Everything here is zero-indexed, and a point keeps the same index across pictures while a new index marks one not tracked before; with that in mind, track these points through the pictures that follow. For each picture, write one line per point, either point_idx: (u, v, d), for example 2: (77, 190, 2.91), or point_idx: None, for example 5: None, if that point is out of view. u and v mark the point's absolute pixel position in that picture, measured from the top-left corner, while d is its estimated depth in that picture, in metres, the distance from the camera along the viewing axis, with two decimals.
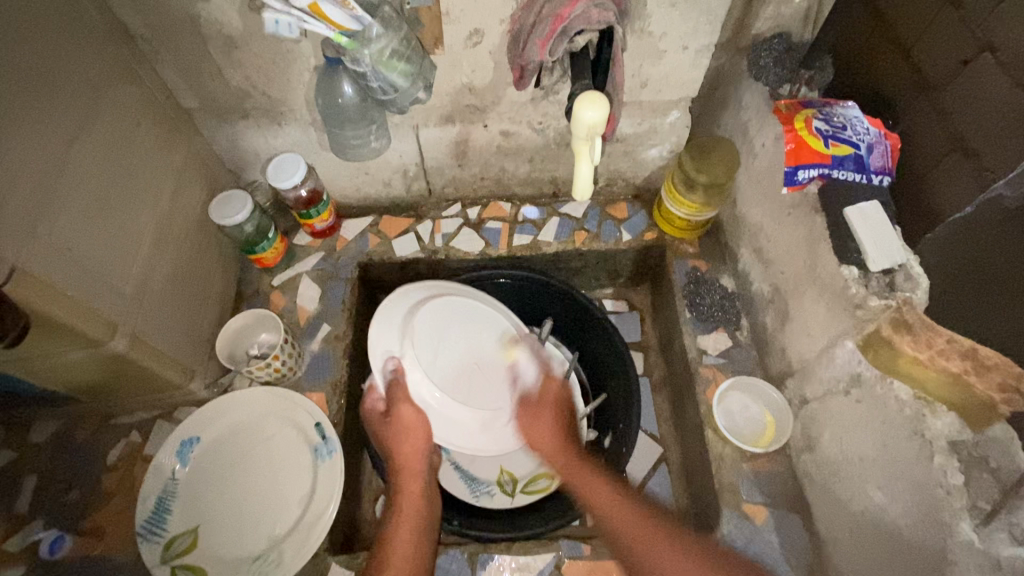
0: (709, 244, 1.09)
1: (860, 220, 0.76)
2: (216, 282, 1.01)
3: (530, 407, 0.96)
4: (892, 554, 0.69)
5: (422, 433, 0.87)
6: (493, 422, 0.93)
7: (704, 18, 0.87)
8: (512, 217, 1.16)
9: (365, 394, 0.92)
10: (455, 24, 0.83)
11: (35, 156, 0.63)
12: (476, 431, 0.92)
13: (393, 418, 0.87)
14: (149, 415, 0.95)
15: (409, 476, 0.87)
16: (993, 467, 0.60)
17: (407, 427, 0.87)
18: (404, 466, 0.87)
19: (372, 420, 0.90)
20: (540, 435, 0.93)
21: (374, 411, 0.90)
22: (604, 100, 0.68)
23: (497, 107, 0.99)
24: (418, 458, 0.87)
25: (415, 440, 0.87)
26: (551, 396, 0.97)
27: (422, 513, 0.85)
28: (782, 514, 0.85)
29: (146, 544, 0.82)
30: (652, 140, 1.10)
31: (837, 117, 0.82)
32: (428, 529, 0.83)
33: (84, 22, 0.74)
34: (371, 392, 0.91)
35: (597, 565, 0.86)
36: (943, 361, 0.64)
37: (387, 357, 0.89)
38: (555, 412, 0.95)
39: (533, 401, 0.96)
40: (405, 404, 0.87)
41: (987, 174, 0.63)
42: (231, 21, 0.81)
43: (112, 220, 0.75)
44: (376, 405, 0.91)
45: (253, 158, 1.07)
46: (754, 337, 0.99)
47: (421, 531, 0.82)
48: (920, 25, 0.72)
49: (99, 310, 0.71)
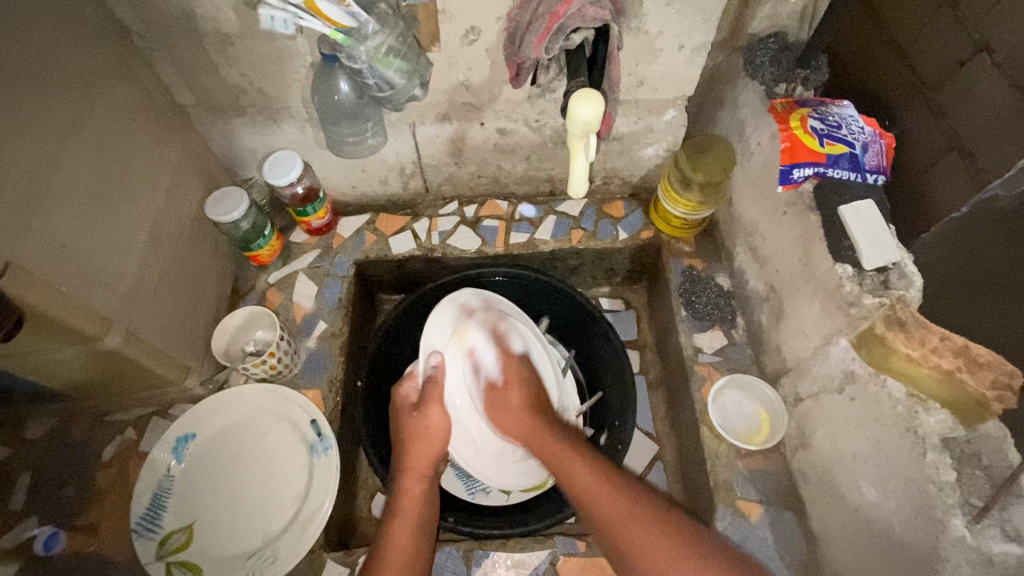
0: (705, 242, 1.09)
1: (854, 218, 0.76)
2: (212, 279, 1.01)
3: (499, 393, 0.92)
4: (884, 551, 0.69)
5: (437, 441, 0.88)
6: (503, 454, 0.98)
7: (700, 17, 0.88)
8: (509, 215, 1.16)
9: (403, 379, 0.94)
10: (452, 22, 0.83)
11: (29, 151, 0.63)
12: (486, 452, 0.97)
13: (421, 415, 0.89)
14: (145, 412, 0.95)
15: (413, 477, 0.86)
16: (984, 465, 0.62)
17: (426, 431, 0.88)
18: (412, 466, 0.86)
19: (399, 408, 0.91)
20: (509, 415, 0.90)
21: (405, 400, 0.92)
22: (599, 98, 0.68)
23: (493, 105, 0.99)
24: (428, 461, 0.87)
25: (431, 443, 0.88)
26: (514, 375, 0.93)
27: (425, 515, 0.83)
28: (776, 512, 0.86)
29: (141, 540, 0.82)
30: (648, 139, 1.10)
31: (832, 116, 0.82)
32: (428, 528, 0.81)
33: (80, 17, 0.74)
34: (409, 380, 0.94)
35: (592, 561, 0.86)
36: (936, 359, 0.65)
37: (432, 349, 0.95)
38: (524, 391, 0.91)
39: (499, 386, 0.93)
40: (435, 407, 0.90)
41: (982, 176, 0.63)
42: (227, 18, 0.81)
43: (107, 216, 0.75)
44: (409, 395, 0.93)
45: (250, 155, 1.07)
46: (749, 335, 0.99)
47: (422, 533, 0.80)
48: (917, 25, 0.72)
49: (93, 306, 0.71)
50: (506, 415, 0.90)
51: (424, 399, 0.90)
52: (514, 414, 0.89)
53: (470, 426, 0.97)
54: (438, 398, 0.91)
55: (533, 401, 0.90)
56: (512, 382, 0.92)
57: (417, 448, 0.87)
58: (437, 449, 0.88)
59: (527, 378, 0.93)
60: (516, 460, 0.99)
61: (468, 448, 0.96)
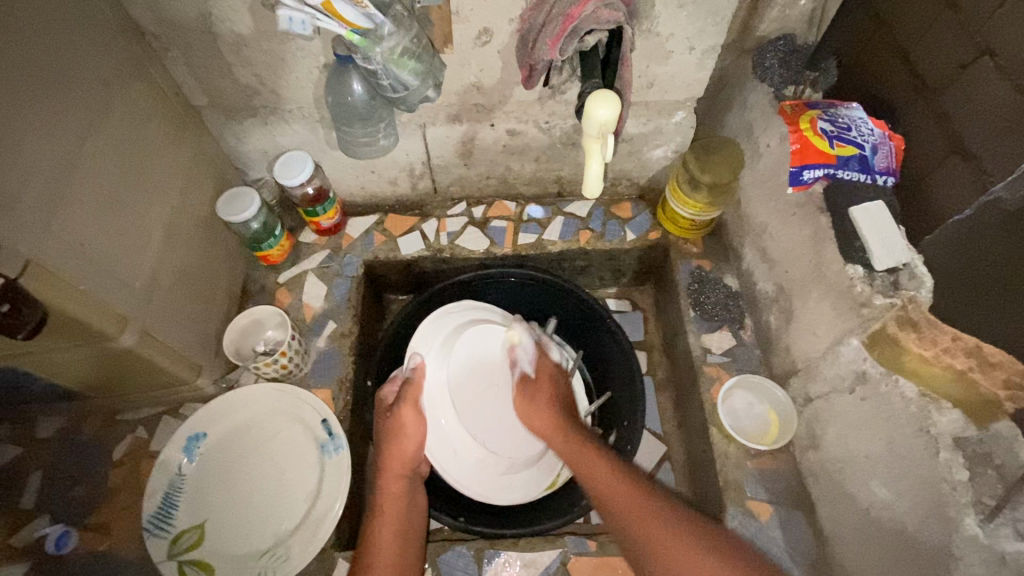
0: (713, 244, 1.10)
1: (865, 218, 0.76)
2: (223, 279, 1.01)
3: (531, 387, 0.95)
4: (895, 550, 0.70)
5: (412, 444, 0.89)
6: (485, 463, 0.97)
7: (710, 20, 0.88)
8: (517, 216, 1.17)
9: (384, 383, 0.96)
10: (465, 24, 0.84)
11: (49, 150, 0.64)
12: (467, 462, 0.96)
13: (394, 415, 0.90)
14: (154, 411, 0.95)
15: (391, 476, 0.88)
16: (997, 464, 0.62)
17: (400, 432, 0.89)
18: (387, 467, 0.88)
19: (377, 410, 0.94)
20: (538, 407, 0.93)
21: (383, 403, 0.94)
22: (615, 98, 0.69)
23: (504, 106, 0.99)
24: (404, 462, 0.88)
25: (405, 444, 0.89)
26: (545, 372, 0.97)
27: (410, 514, 0.85)
28: (785, 512, 0.86)
29: (152, 539, 0.82)
30: (657, 141, 1.10)
31: (842, 117, 0.82)
32: (411, 531, 0.83)
33: (97, 18, 0.74)
34: (390, 382, 0.96)
35: (603, 561, 0.87)
36: (949, 358, 0.66)
37: (419, 351, 0.97)
38: (555, 389, 0.95)
39: (532, 382, 0.96)
40: (405, 409, 0.90)
41: (985, 178, 0.64)
42: (242, 19, 0.82)
43: (122, 215, 0.75)
44: (388, 397, 0.95)
45: (260, 155, 1.08)
46: (758, 336, 0.99)
47: (408, 534, 0.82)
48: (920, 29, 0.73)
49: (110, 305, 0.71)
50: (533, 410, 0.93)
51: (398, 398, 0.92)
52: (542, 407, 0.92)
53: (451, 434, 0.95)
54: (412, 398, 0.91)
55: (563, 407, 0.93)
56: (544, 379, 0.96)
57: (390, 449, 0.88)
58: (410, 451, 0.89)
59: (557, 379, 0.97)
60: (500, 472, 0.97)
61: (450, 458, 0.95)
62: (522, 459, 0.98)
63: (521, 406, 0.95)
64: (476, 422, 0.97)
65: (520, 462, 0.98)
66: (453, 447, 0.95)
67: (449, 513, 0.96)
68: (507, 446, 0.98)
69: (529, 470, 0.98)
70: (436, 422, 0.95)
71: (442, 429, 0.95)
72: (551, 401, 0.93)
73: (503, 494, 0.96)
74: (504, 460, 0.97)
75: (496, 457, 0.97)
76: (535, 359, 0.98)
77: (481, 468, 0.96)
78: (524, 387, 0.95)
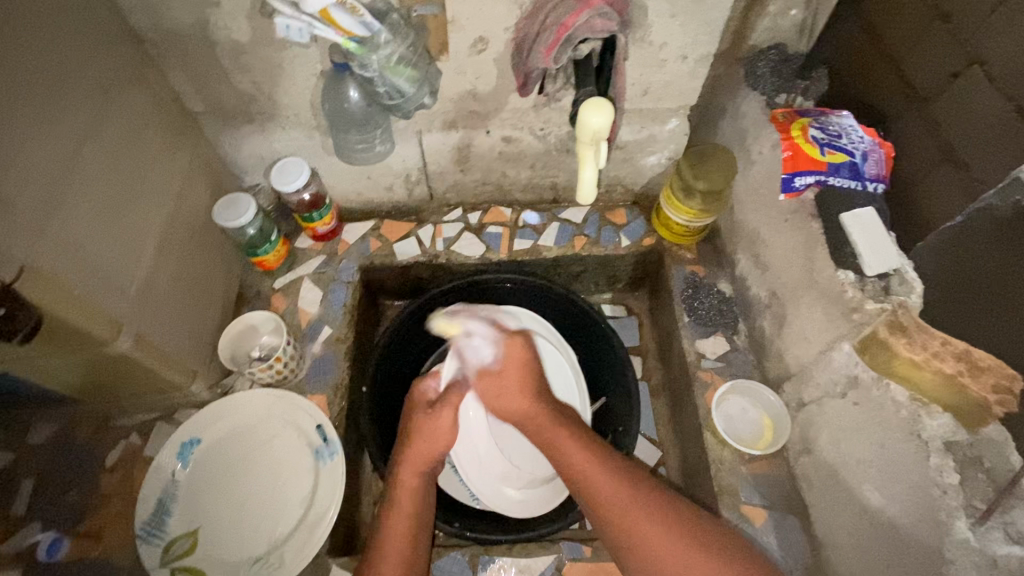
0: (708, 251, 1.10)
1: (855, 225, 0.78)
2: (218, 284, 1.01)
3: (495, 381, 0.87)
4: (888, 555, 0.70)
5: (444, 442, 0.87)
6: (508, 475, 1.00)
7: (703, 29, 0.89)
8: (512, 222, 1.17)
9: (426, 375, 0.94)
10: (461, 32, 0.84)
11: (48, 155, 0.64)
12: (490, 471, 1.00)
13: (434, 415, 0.88)
14: (148, 417, 0.96)
15: (410, 470, 0.85)
16: (987, 468, 0.62)
17: (434, 430, 0.87)
18: (409, 461, 0.85)
19: (417, 404, 0.91)
20: (509, 400, 0.86)
21: (423, 397, 0.92)
22: (609, 106, 0.70)
23: (499, 113, 1.00)
24: (428, 458, 0.86)
25: (435, 442, 0.87)
26: (512, 360, 0.87)
27: (419, 510, 0.83)
28: (779, 517, 0.86)
29: (146, 546, 0.82)
30: (651, 148, 1.11)
31: (832, 126, 0.83)
32: (421, 525, 0.81)
33: (97, 25, 0.75)
34: (432, 377, 0.93)
35: (597, 565, 0.88)
36: (938, 363, 0.67)
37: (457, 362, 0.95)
38: (523, 375, 0.86)
39: (494, 374, 0.87)
40: (446, 410, 0.88)
41: (977, 185, 0.65)
42: (240, 27, 0.83)
43: (119, 221, 0.76)
44: (428, 393, 0.92)
45: (256, 162, 1.08)
46: (751, 341, 1.00)
47: (413, 531, 0.80)
48: (910, 38, 0.74)
49: (103, 309, 0.71)
50: (503, 402, 0.87)
51: (441, 399, 0.89)
52: (513, 401, 0.86)
53: (478, 445, 1.00)
54: (456, 402, 0.89)
55: (534, 391, 0.85)
56: (509, 369, 0.87)
57: (420, 444, 0.86)
58: (437, 450, 0.87)
59: (527, 364, 0.87)
60: (519, 484, 1.00)
61: (472, 463, 0.99)
62: (542, 476, 1.01)
63: (491, 401, 0.88)
64: (506, 435, 1.01)
65: (540, 477, 1.01)
66: (481, 456, 1.00)
67: (445, 518, 0.94)
68: (531, 462, 1.01)
69: (550, 485, 1.00)
70: (465, 417, 1.00)
71: (468, 429, 1.00)
72: (518, 394, 0.85)
73: (517, 503, 0.98)
74: (527, 474, 1.01)
75: (518, 471, 1.01)
76: (495, 343, 0.89)
77: (504, 481, 1.00)
78: (487, 384, 0.87)
